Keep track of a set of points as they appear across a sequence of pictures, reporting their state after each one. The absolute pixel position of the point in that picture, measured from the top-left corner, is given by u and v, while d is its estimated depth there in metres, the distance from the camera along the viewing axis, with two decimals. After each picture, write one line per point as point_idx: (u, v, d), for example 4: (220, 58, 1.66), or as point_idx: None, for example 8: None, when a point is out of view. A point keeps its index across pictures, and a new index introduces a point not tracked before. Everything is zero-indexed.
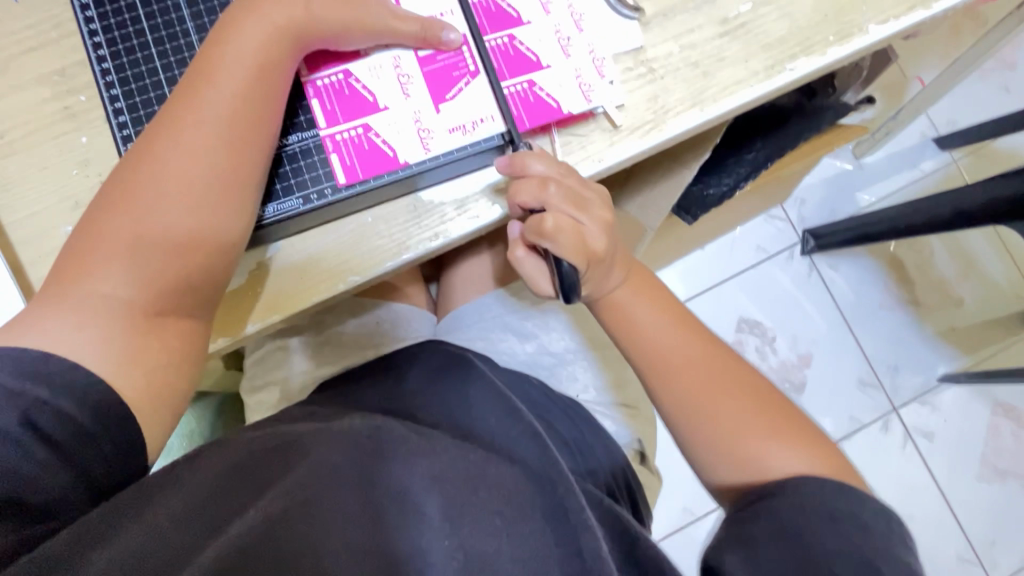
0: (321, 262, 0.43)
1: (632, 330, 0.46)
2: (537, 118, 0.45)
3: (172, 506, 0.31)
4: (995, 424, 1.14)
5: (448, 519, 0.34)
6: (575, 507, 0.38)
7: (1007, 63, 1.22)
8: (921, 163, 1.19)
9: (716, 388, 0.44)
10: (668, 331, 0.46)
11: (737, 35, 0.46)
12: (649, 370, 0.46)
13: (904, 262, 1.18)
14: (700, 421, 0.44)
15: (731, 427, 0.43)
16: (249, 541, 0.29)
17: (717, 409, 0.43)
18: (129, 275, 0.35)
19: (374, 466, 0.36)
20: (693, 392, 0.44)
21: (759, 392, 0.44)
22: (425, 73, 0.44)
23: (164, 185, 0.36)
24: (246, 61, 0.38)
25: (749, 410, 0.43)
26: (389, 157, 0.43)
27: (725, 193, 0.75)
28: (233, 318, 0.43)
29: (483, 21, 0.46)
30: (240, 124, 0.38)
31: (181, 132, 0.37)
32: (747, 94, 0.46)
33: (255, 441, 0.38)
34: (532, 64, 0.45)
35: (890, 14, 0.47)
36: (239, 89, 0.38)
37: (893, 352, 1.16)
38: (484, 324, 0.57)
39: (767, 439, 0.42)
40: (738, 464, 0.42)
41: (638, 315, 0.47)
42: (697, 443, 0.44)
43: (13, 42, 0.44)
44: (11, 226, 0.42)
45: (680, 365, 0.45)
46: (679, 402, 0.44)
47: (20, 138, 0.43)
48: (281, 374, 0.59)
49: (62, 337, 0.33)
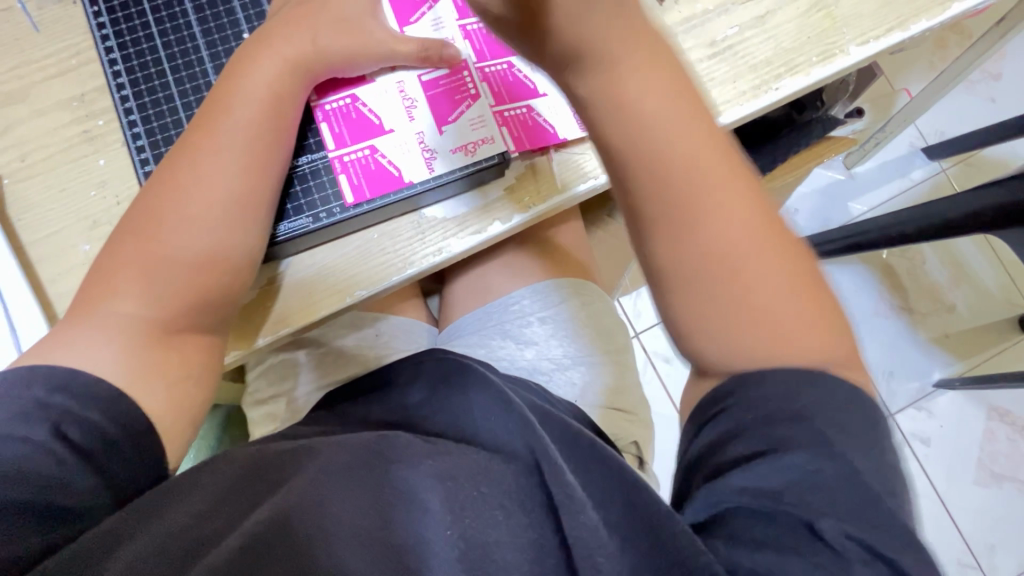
0: (330, 277, 0.45)
1: (642, 133, 0.32)
2: (537, 140, 0.46)
3: (194, 505, 0.33)
4: (990, 429, 1.15)
5: (449, 510, 0.36)
6: (559, 485, 0.37)
7: (992, 74, 1.26)
8: (911, 172, 1.22)
9: (733, 234, 0.33)
10: (688, 146, 0.33)
11: (725, 57, 0.49)
12: (655, 204, 0.33)
13: (896, 269, 1.20)
14: (698, 263, 0.33)
15: (745, 291, 0.33)
16: (267, 535, 0.32)
17: (730, 257, 0.33)
18: (150, 293, 0.37)
19: (382, 467, 0.38)
20: (704, 235, 0.33)
21: (787, 241, 0.34)
22: (428, 97, 0.46)
23: (183, 208, 0.38)
24: (261, 92, 0.40)
25: (762, 267, 0.33)
26: (395, 177, 0.45)
27: None
28: (244, 332, 0.44)
29: (482, 47, 0.47)
30: (255, 149, 0.40)
31: (200, 157, 0.39)
32: (734, 113, 0.48)
33: (264, 449, 0.39)
34: (531, 89, 0.47)
35: (870, 35, 0.49)
36: (255, 117, 0.40)
37: (888, 358, 1.17)
38: (485, 333, 0.60)
39: (782, 301, 0.33)
40: (735, 336, 0.33)
41: (650, 109, 0.32)
42: (682, 292, 0.34)
43: (37, 71, 0.46)
44: (31, 246, 0.44)
45: (699, 202, 0.33)
46: (673, 232, 0.33)
47: (41, 162, 0.45)
48: (287, 385, 0.60)
49: (89, 352, 0.35)
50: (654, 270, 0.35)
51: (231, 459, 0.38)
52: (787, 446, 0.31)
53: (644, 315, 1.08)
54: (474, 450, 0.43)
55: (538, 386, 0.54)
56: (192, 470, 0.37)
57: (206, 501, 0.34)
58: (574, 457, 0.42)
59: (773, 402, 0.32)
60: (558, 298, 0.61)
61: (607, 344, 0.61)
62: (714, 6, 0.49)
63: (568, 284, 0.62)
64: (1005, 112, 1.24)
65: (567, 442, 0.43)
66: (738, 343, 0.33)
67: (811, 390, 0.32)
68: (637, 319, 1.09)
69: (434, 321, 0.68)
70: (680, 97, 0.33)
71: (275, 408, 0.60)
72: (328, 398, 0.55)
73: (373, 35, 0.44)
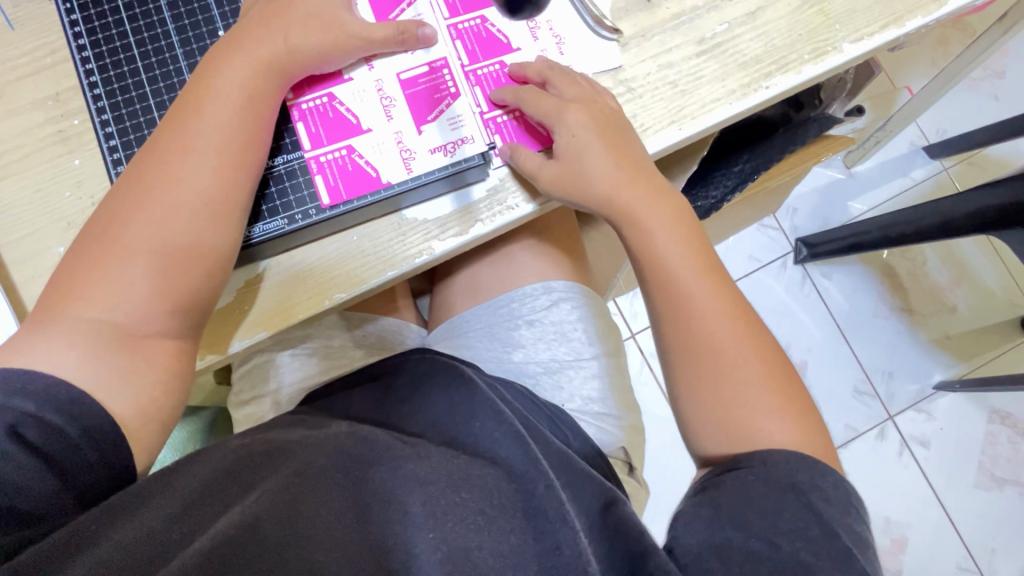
0: (309, 278, 0.44)
1: (657, 258, 0.44)
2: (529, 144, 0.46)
3: (163, 507, 0.33)
4: (991, 432, 1.14)
5: (430, 514, 0.36)
6: (552, 504, 0.39)
7: (995, 72, 1.24)
8: (912, 171, 1.20)
9: (725, 332, 0.42)
10: (694, 272, 0.44)
11: (714, 55, 0.48)
12: (667, 309, 0.43)
13: (897, 270, 1.19)
14: (697, 352, 0.42)
15: (723, 369, 0.41)
16: (235, 534, 0.31)
17: (721, 359, 0.42)
18: (119, 294, 0.36)
19: (360, 470, 0.38)
20: (705, 337, 0.42)
21: (769, 355, 0.42)
22: (407, 96, 0.45)
23: (155, 208, 0.37)
24: (235, 92, 0.39)
25: (745, 359, 0.42)
26: (372, 178, 0.44)
27: (710, 206, 0.77)
28: (219, 335, 0.44)
29: (475, 47, 0.47)
30: (230, 149, 0.39)
31: (170, 158, 0.38)
32: (724, 112, 0.47)
33: (242, 447, 0.39)
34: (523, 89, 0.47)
35: (864, 32, 0.48)
36: (228, 117, 0.39)
37: (888, 360, 1.16)
38: (472, 334, 0.59)
39: (758, 395, 0.41)
40: (717, 395, 0.41)
41: (664, 240, 0.44)
42: (684, 368, 0.43)
43: (10, 69, 0.45)
44: (5, 247, 0.43)
45: (703, 312, 0.43)
46: (672, 322, 0.43)
47: (14, 161, 0.44)
48: (270, 387, 0.59)
49: (55, 355, 0.35)
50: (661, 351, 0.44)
51: (205, 460, 0.37)
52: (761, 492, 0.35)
53: (640, 315, 1.06)
54: (454, 456, 0.42)
55: (523, 388, 0.54)
56: (164, 472, 0.36)
57: (175, 504, 0.33)
58: (560, 471, 0.43)
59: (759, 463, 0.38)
60: (550, 300, 0.59)
61: (597, 346, 0.60)
62: (704, 2, 0.48)
63: (562, 286, 0.60)
64: (1009, 110, 1.22)
65: (552, 453, 0.45)
66: (721, 420, 0.41)
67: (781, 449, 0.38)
68: (633, 319, 1.08)
69: (423, 324, 0.67)
70: (689, 237, 0.45)
71: (257, 411, 0.59)
72: (310, 397, 0.54)
73: (350, 32, 0.43)
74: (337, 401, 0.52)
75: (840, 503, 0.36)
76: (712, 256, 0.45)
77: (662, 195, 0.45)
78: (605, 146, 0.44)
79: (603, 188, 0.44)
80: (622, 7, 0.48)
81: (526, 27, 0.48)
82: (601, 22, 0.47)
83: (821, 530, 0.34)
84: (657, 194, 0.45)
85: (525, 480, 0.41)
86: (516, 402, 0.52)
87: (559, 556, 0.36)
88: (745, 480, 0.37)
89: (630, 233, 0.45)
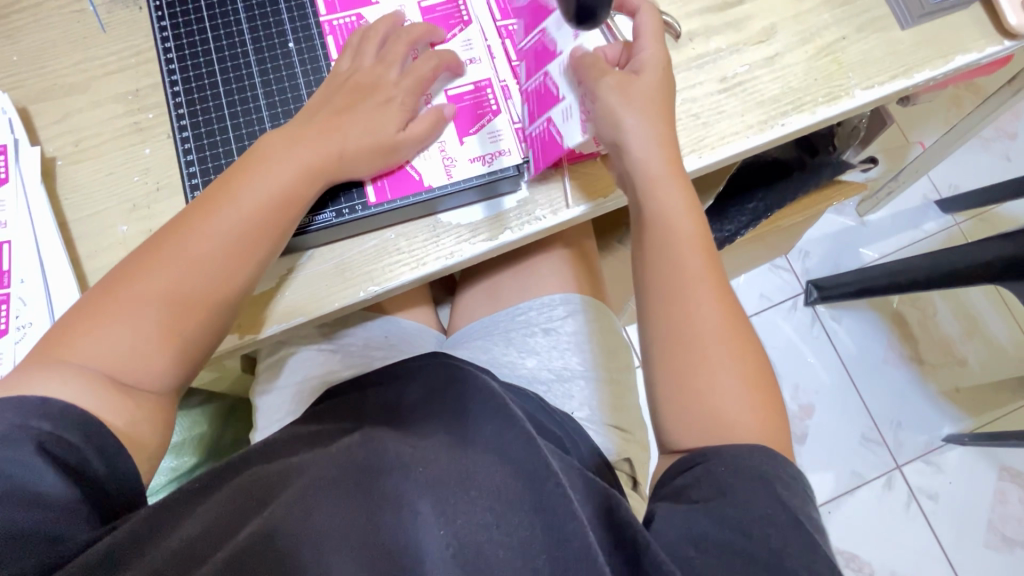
0: (348, 269, 0.48)
1: (665, 226, 0.44)
2: (549, 157, 0.47)
3: (189, 528, 0.36)
4: (1001, 490, 1.12)
5: (441, 514, 0.39)
6: (563, 500, 0.40)
7: (1007, 133, 1.28)
8: (924, 223, 1.23)
9: (713, 320, 0.43)
10: (695, 255, 0.44)
11: (734, 92, 0.51)
12: (663, 285, 0.44)
13: (907, 319, 1.20)
14: (682, 324, 0.43)
15: (701, 362, 0.43)
16: (255, 541, 0.34)
17: (702, 345, 0.43)
18: (123, 334, 0.40)
19: (374, 479, 0.40)
20: (690, 322, 0.43)
21: (750, 350, 0.44)
22: (453, 111, 0.50)
23: (162, 283, 0.41)
24: (268, 193, 0.43)
25: (727, 347, 0.43)
26: (415, 181, 0.48)
27: (725, 237, 0.80)
28: (250, 321, 0.48)
29: (530, 62, 0.50)
30: (249, 237, 0.43)
31: (190, 242, 0.42)
32: (742, 144, 0.51)
33: (256, 470, 0.42)
34: (556, 96, 0.47)
35: (875, 81, 0.52)
36: (253, 215, 0.43)
37: (896, 409, 1.16)
38: (488, 339, 0.62)
39: (729, 381, 0.43)
40: (701, 420, 0.42)
41: (674, 215, 0.44)
42: (666, 360, 0.44)
43: (97, 66, 0.50)
44: (73, 224, 0.47)
45: (696, 290, 0.44)
46: (664, 293, 0.44)
47: (92, 147, 0.49)
48: (292, 379, 0.62)
49: (59, 387, 0.38)
50: (657, 322, 0.44)
51: (215, 491, 0.40)
52: (745, 492, 0.38)
53: None
54: (467, 455, 0.44)
55: (536, 395, 0.56)
56: (190, 492, 0.40)
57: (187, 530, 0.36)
58: (570, 475, 0.44)
59: (739, 458, 0.40)
60: (566, 312, 0.62)
61: (609, 363, 0.62)
62: (727, 45, 0.53)
63: (577, 300, 0.63)
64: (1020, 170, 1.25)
65: (564, 462, 0.46)
66: (700, 427, 0.42)
67: (766, 461, 0.40)
68: None
69: (442, 331, 0.70)
70: (696, 216, 0.45)
71: (277, 400, 0.61)
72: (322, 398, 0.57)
73: (389, 140, 0.46)
74: (351, 403, 0.54)
75: (803, 495, 0.39)
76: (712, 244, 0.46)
77: (680, 178, 0.45)
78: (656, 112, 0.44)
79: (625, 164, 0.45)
80: None
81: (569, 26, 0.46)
82: None
83: (789, 517, 0.37)
84: (676, 178, 0.45)
85: (537, 478, 0.41)
86: (527, 407, 0.54)
87: (569, 548, 0.38)
88: (713, 471, 0.40)
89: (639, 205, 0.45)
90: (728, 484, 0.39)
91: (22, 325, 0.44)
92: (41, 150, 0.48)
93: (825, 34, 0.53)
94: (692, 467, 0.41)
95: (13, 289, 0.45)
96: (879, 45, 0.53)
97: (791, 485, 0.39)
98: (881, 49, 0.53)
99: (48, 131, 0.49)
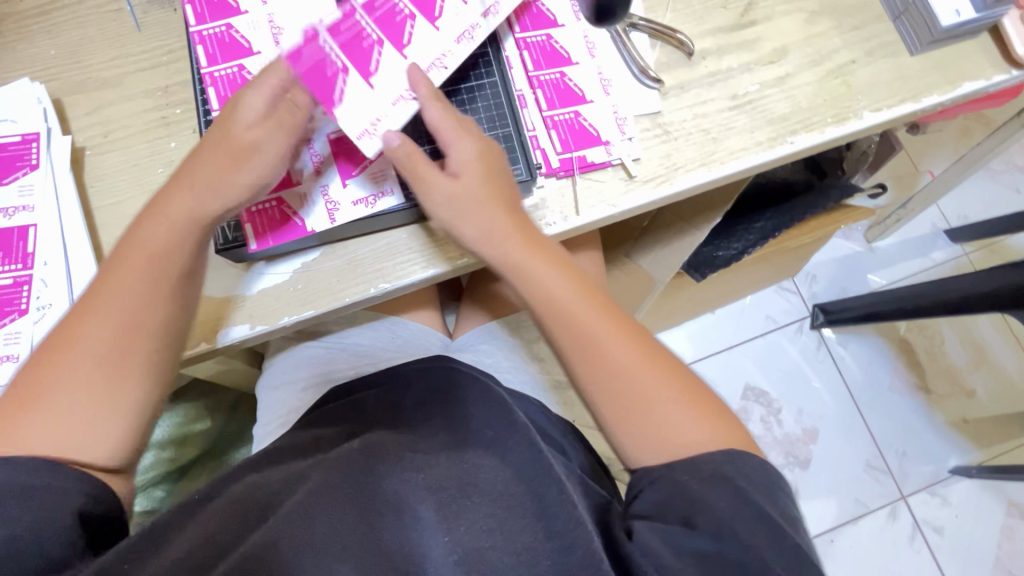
0: (361, 266, 0.49)
1: (544, 297, 0.44)
2: (317, 89, 0.44)
3: (188, 538, 0.37)
4: (1009, 525, 1.10)
5: (443, 518, 0.39)
6: (565, 506, 0.40)
7: (1018, 165, 1.28)
8: (932, 252, 1.23)
9: (624, 358, 0.42)
10: (583, 307, 0.44)
11: (745, 109, 0.53)
12: (573, 346, 0.43)
13: (914, 346, 1.19)
14: (597, 382, 0.42)
15: (637, 404, 0.42)
16: (256, 552, 0.35)
17: (628, 387, 0.42)
18: (49, 426, 0.38)
19: (372, 482, 0.40)
20: (608, 372, 0.42)
21: (669, 364, 0.43)
22: (335, 152, 0.49)
23: (89, 352, 0.40)
24: (150, 244, 0.42)
25: (651, 376, 0.42)
26: (297, 226, 0.48)
27: (733, 256, 0.79)
28: (259, 313, 0.49)
29: (539, 58, 0.52)
30: (141, 295, 0.41)
31: (95, 308, 0.40)
32: (752, 160, 0.52)
33: (262, 477, 0.43)
34: (366, 66, 0.45)
35: (883, 104, 0.53)
36: (145, 262, 0.42)
37: (902, 437, 1.14)
38: (494, 344, 0.62)
39: (669, 408, 0.42)
40: (663, 450, 0.41)
41: (548, 284, 0.44)
42: (614, 415, 0.42)
43: (131, 62, 0.52)
44: (97, 210, 0.49)
45: (597, 341, 0.43)
46: (575, 358, 0.43)
47: (120, 138, 0.51)
48: (295, 376, 0.62)
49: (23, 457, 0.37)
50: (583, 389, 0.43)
51: (217, 497, 0.41)
52: (713, 499, 0.38)
53: None
54: (467, 458, 0.44)
55: (538, 402, 0.57)
56: (187, 504, 0.41)
57: (184, 544, 0.37)
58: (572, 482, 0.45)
59: (705, 463, 0.40)
60: None
61: None
62: (739, 64, 0.54)
63: None
64: None
65: (567, 470, 0.46)
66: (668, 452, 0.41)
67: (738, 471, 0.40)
68: None
69: (447, 333, 0.70)
70: (569, 275, 0.45)
71: (282, 396, 0.62)
72: (321, 400, 0.57)
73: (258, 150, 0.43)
74: (350, 406, 0.54)
75: (768, 482, 0.40)
76: (597, 285, 0.46)
77: (544, 241, 0.46)
78: (491, 178, 0.45)
79: (494, 238, 0.44)
80: (665, 61, 0.54)
81: (587, 46, 0.53)
82: (645, 72, 0.52)
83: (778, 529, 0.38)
84: (538, 247, 0.45)
85: (539, 483, 0.42)
86: (532, 416, 0.54)
87: (574, 554, 0.38)
88: (677, 480, 0.39)
89: (519, 280, 0.44)
90: (693, 490, 0.39)
91: (42, 306, 0.46)
92: (72, 140, 0.50)
93: (835, 57, 0.54)
94: (650, 484, 0.40)
95: (35, 270, 0.46)
96: (888, 69, 0.54)
97: (752, 477, 0.40)
98: (890, 74, 0.54)
99: (80, 121, 0.51)
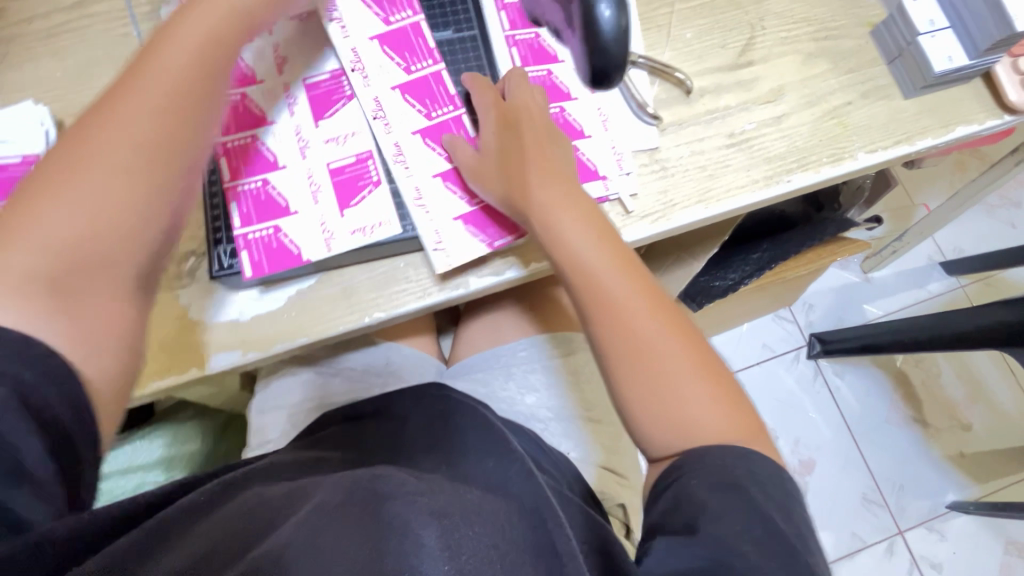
0: (356, 292, 0.49)
1: (574, 260, 0.45)
2: None
3: (193, 542, 0.34)
4: (1006, 564, 1.08)
5: (445, 546, 0.36)
6: (562, 539, 0.40)
7: (1012, 201, 1.29)
8: (928, 284, 1.24)
9: (650, 329, 0.43)
10: (614, 271, 0.44)
11: (743, 147, 0.53)
12: (596, 311, 0.44)
13: (911, 378, 1.19)
14: (621, 347, 0.43)
15: (655, 374, 0.42)
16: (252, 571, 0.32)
17: (649, 357, 0.42)
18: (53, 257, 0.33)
19: (375, 504, 0.38)
20: (637, 336, 0.42)
21: (695, 342, 0.43)
22: (333, 183, 0.49)
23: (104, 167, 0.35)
24: (181, 54, 0.38)
25: (674, 348, 0.42)
26: (293, 255, 0.48)
27: (729, 286, 0.79)
28: (251, 339, 0.48)
29: None
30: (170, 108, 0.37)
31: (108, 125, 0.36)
32: (748, 198, 0.52)
33: (263, 491, 0.41)
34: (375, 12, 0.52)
35: (878, 144, 0.54)
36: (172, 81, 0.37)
37: (899, 471, 1.13)
38: (488, 371, 0.62)
39: (688, 384, 0.42)
40: (676, 433, 0.41)
41: (579, 247, 0.45)
42: (632, 387, 0.42)
43: None
44: None
45: (622, 304, 0.43)
46: (600, 322, 0.43)
47: None
48: (282, 400, 0.62)
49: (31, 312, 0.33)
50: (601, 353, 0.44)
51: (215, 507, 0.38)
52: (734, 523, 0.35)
53: None
54: (464, 490, 0.43)
55: (531, 433, 0.56)
56: (195, 505, 0.38)
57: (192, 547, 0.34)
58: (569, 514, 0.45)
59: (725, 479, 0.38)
60: (563, 351, 0.63)
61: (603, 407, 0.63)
62: (736, 103, 0.55)
63: (571, 340, 0.64)
64: None
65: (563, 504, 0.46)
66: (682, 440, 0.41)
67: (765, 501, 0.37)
68: None
69: (442, 359, 0.70)
70: (602, 235, 0.45)
71: (270, 421, 0.61)
72: (310, 428, 0.56)
73: None
74: (343, 432, 0.53)
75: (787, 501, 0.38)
76: (633, 253, 0.46)
77: (585, 204, 0.47)
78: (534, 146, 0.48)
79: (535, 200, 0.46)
80: (663, 99, 0.54)
81: None
82: (643, 108, 0.53)
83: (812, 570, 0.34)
84: (574, 210, 0.46)
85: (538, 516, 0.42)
86: (526, 447, 0.53)
87: None
88: (687, 484, 0.38)
89: (550, 241, 0.46)
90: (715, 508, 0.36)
91: None
92: None
93: (831, 99, 0.55)
94: (675, 480, 0.39)
95: None
96: (883, 111, 0.55)
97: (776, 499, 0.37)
98: (886, 116, 0.55)
99: None
